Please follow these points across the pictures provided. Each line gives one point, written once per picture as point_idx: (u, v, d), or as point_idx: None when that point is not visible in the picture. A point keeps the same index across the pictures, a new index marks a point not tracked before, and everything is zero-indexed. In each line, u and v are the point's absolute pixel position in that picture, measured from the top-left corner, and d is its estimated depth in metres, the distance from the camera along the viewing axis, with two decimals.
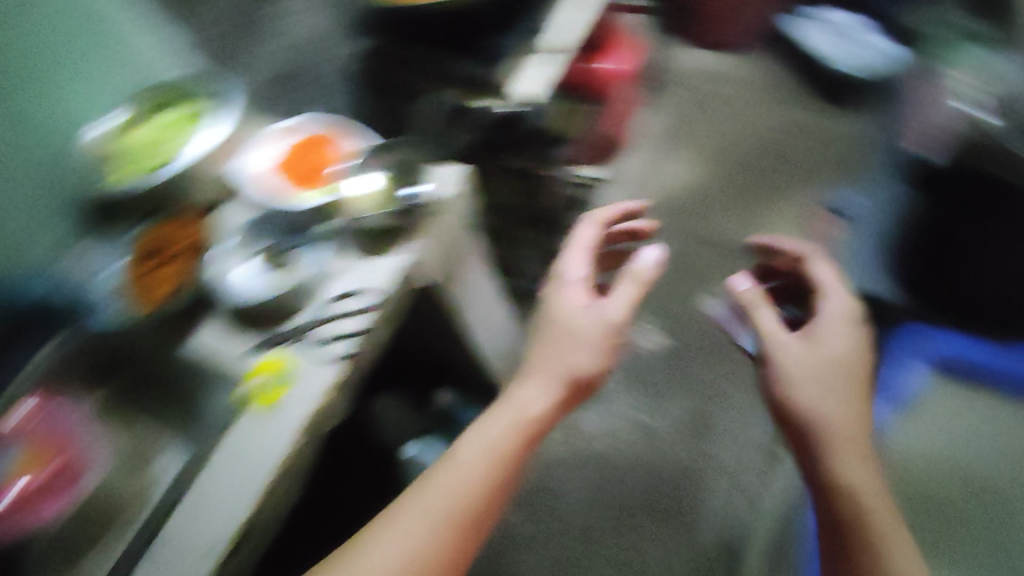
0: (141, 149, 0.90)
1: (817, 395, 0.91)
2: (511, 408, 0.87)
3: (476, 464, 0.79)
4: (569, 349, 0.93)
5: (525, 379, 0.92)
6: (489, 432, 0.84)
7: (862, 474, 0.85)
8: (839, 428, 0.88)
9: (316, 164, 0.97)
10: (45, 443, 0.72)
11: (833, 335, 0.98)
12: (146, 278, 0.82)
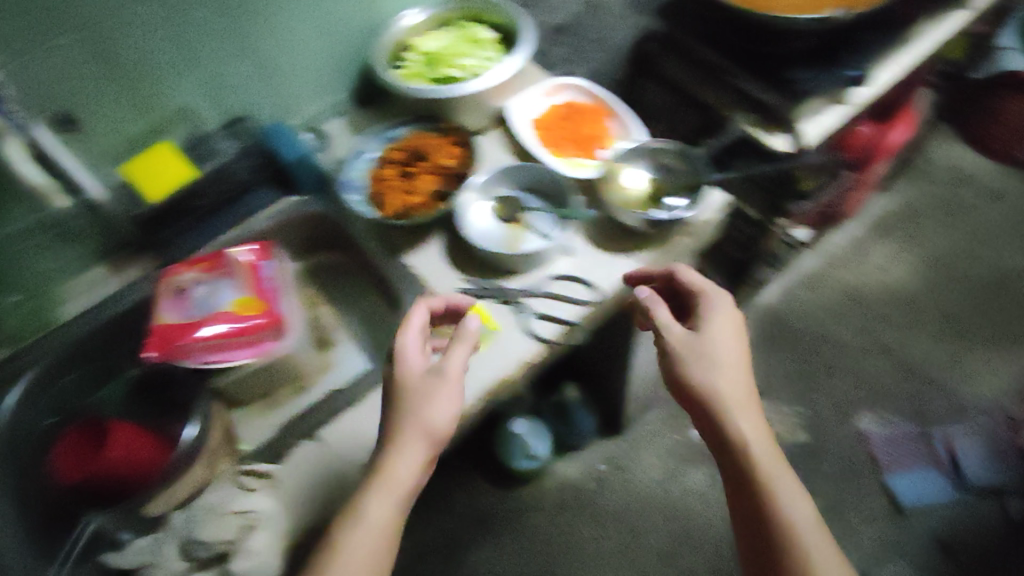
0: (437, 61, 0.95)
1: (716, 368, 0.68)
2: (402, 448, 0.65)
3: (405, 490, 0.64)
4: (420, 404, 0.66)
5: (397, 439, 0.65)
6: (364, 512, 0.62)
7: (750, 428, 0.67)
8: (727, 393, 0.68)
9: (571, 126, 0.94)
10: (271, 293, 0.82)
11: (722, 344, 0.70)
12: (400, 183, 0.85)
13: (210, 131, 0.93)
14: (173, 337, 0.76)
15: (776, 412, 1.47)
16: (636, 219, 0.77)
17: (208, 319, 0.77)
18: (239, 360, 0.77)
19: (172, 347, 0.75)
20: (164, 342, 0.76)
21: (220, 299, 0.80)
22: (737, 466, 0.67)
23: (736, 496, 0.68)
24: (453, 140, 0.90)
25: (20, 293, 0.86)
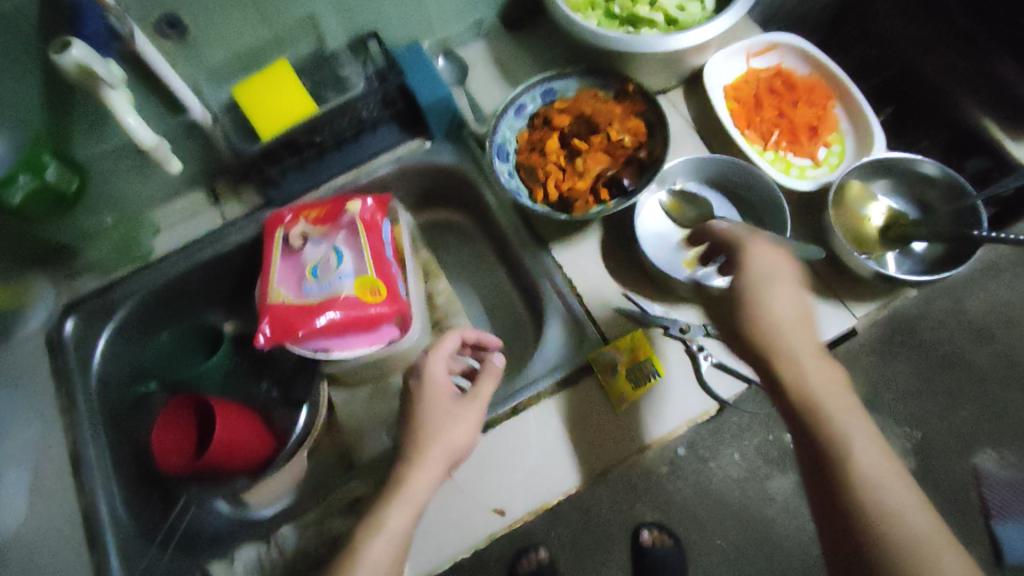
0: None
1: (758, 316, 0.54)
2: (421, 468, 0.56)
3: (416, 504, 0.55)
4: (444, 426, 0.58)
5: (416, 451, 0.57)
6: (384, 523, 0.54)
7: (814, 378, 0.53)
8: (783, 338, 0.53)
9: (773, 102, 0.73)
10: (389, 267, 0.72)
11: (779, 289, 0.54)
12: (561, 160, 0.68)
13: (332, 52, 0.76)
14: (290, 323, 0.66)
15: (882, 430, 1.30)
16: (870, 270, 0.59)
17: (329, 304, 0.67)
18: (356, 350, 0.69)
19: (289, 334, 0.66)
20: (278, 325, 0.66)
21: (338, 276, 0.69)
22: (799, 422, 0.53)
23: (804, 460, 0.53)
24: (630, 108, 0.70)
25: (113, 217, 0.78)
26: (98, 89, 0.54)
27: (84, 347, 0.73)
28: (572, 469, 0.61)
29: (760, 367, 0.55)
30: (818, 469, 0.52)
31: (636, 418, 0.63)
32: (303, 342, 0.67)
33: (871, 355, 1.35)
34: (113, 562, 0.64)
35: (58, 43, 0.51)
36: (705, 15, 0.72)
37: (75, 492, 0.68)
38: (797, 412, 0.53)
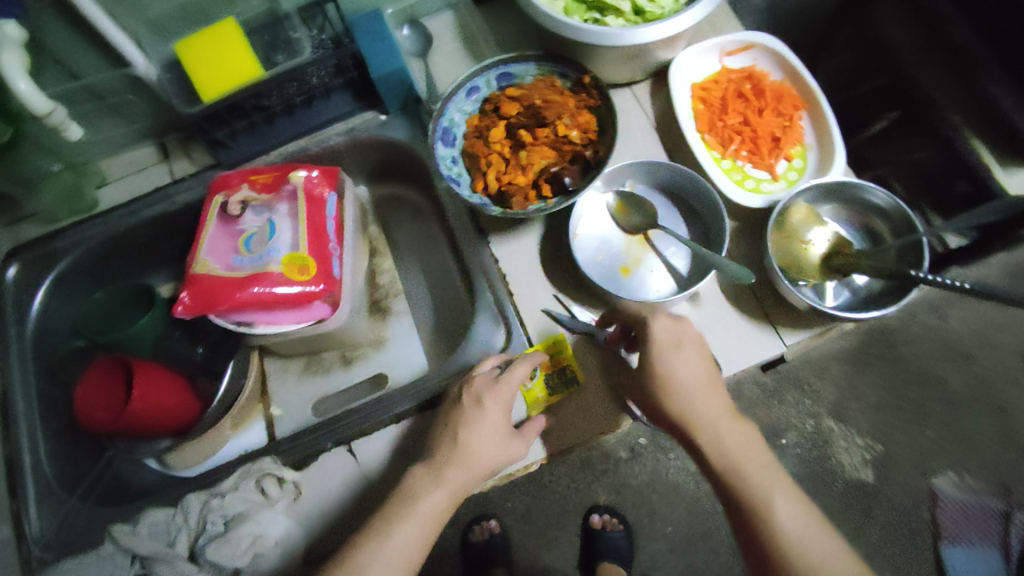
0: None
1: (667, 388, 0.54)
2: (446, 483, 0.55)
3: (441, 508, 0.55)
4: (485, 446, 0.56)
5: (446, 460, 0.56)
6: (416, 506, 0.54)
7: (733, 443, 0.54)
8: (695, 405, 0.54)
9: (740, 106, 0.69)
10: (330, 250, 0.70)
11: (685, 357, 0.55)
12: (506, 150, 0.66)
13: (285, 13, 0.72)
14: (211, 295, 0.65)
15: (844, 440, 1.20)
16: (803, 302, 0.57)
17: (254, 278, 0.65)
18: (277, 325, 0.68)
19: (211, 305, 0.65)
20: (202, 297, 0.65)
21: (271, 251, 0.67)
22: (721, 486, 0.54)
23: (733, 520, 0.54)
24: (584, 102, 0.66)
25: (60, 162, 0.76)
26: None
27: (23, 295, 0.74)
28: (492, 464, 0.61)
29: (679, 434, 0.55)
30: (748, 531, 0.53)
31: (559, 423, 0.61)
32: (227, 314, 0.66)
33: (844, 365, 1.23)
34: (31, 511, 0.66)
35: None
36: (676, 7, 0.67)
37: (2, 438, 0.69)
38: (719, 478, 0.54)
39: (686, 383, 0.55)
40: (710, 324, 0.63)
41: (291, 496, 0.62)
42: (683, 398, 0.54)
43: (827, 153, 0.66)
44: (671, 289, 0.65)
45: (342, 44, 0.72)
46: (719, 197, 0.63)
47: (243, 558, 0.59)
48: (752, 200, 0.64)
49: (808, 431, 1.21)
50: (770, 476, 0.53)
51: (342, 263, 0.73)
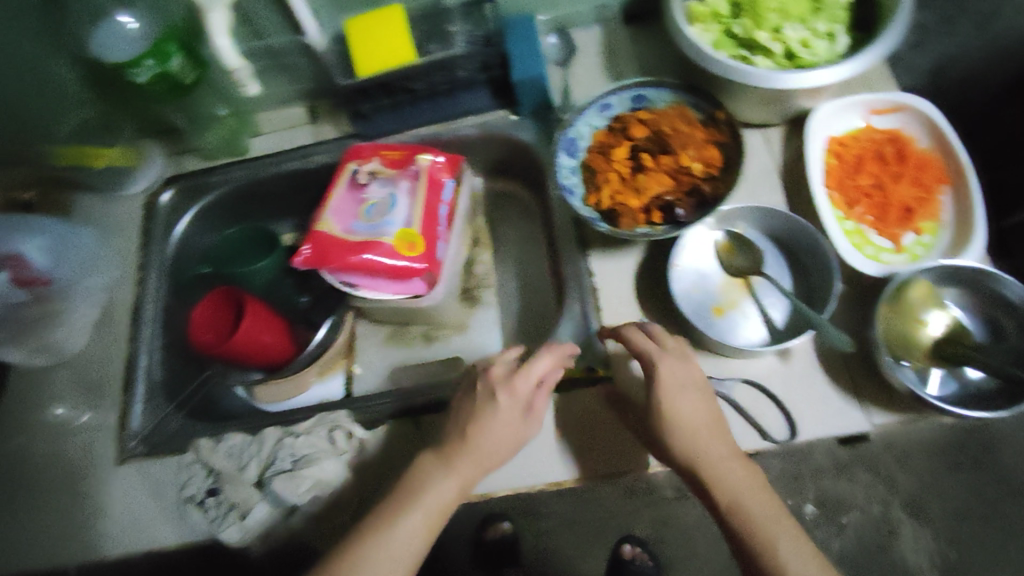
0: (751, 14, 0.68)
1: (667, 423, 0.56)
2: (455, 473, 0.57)
3: (448, 499, 0.57)
4: (493, 433, 0.58)
5: (455, 452, 0.58)
6: (422, 496, 0.56)
7: (735, 481, 0.54)
8: (698, 444, 0.55)
9: (874, 169, 0.66)
10: (438, 232, 0.75)
11: (683, 397, 0.56)
12: (625, 170, 0.67)
13: (447, 7, 0.77)
14: (325, 254, 0.71)
15: (918, 544, 0.91)
16: (904, 385, 0.54)
17: (367, 246, 0.71)
18: (378, 292, 0.73)
19: (324, 263, 0.71)
20: (317, 254, 0.71)
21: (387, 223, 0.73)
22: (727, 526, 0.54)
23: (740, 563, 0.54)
24: (712, 137, 0.66)
25: (225, 109, 0.86)
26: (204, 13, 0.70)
27: (173, 217, 0.84)
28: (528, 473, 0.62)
29: (685, 474, 0.56)
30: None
31: (596, 444, 0.62)
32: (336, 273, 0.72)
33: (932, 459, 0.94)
34: (138, 404, 0.75)
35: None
36: (830, 57, 0.66)
37: (129, 337, 0.78)
38: (723, 517, 0.54)
39: (689, 417, 0.56)
40: (794, 383, 0.61)
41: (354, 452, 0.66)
42: (685, 430, 0.56)
43: (964, 236, 0.62)
44: (762, 339, 0.63)
45: (492, 43, 0.76)
46: (833, 256, 0.62)
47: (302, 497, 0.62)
48: (870, 268, 0.61)
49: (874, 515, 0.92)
50: (775, 517, 0.54)
51: (448, 246, 0.77)
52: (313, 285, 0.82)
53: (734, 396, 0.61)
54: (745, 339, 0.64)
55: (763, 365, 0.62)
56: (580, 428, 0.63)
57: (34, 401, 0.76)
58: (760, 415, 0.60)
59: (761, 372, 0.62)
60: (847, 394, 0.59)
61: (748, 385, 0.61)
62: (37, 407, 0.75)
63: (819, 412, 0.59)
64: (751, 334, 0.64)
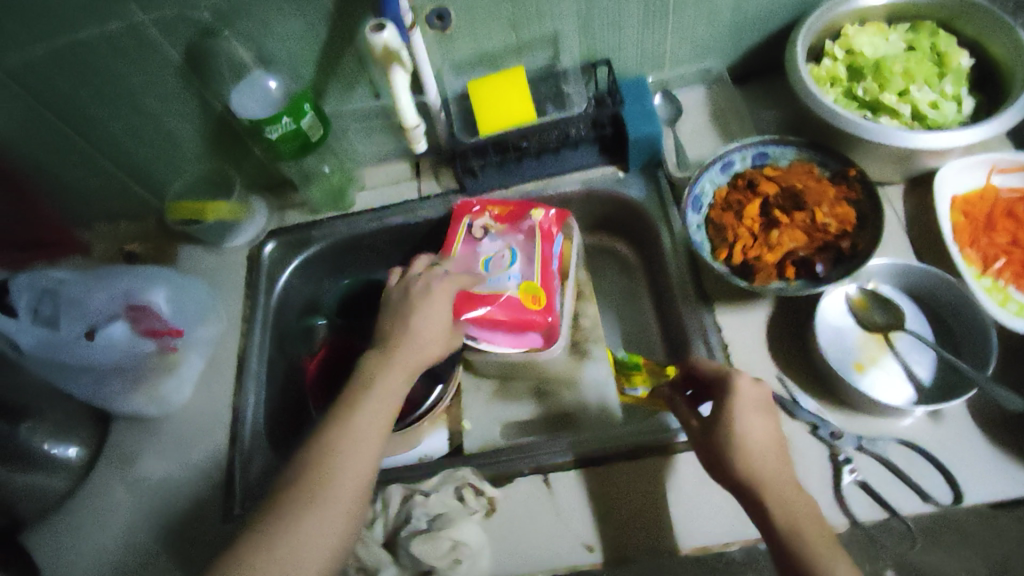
0: (876, 76, 0.70)
1: (737, 442, 0.51)
2: (397, 360, 0.63)
3: (395, 387, 0.62)
4: (420, 308, 0.66)
5: (385, 359, 0.63)
6: (375, 381, 0.62)
7: (791, 499, 0.49)
8: (760, 462, 0.50)
9: (1007, 227, 0.67)
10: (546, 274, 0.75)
11: (754, 412, 0.52)
12: (755, 226, 0.67)
13: (563, 69, 0.80)
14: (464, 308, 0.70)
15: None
16: None
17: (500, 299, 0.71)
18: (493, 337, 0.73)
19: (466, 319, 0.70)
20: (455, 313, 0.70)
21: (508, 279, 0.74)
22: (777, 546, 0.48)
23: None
24: (844, 194, 0.67)
25: (330, 167, 0.86)
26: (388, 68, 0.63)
27: (275, 269, 0.84)
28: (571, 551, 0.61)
29: (741, 497, 0.50)
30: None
31: (635, 522, 0.62)
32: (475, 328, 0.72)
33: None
34: (240, 462, 0.71)
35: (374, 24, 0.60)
36: (957, 120, 0.68)
37: (232, 390, 0.77)
38: (777, 539, 0.48)
39: (751, 433, 0.51)
40: (951, 445, 0.59)
41: (485, 510, 0.63)
42: (742, 442, 0.51)
43: None
44: (909, 399, 0.61)
45: (605, 104, 0.78)
46: (984, 315, 0.60)
47: (443, 562, 0.58)
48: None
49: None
50: (830, 542, 0.47)
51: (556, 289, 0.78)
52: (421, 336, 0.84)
53: (888, 456, 0.59)
54: (897, 397, 0.61)
55: (914, 426, 0.60)
56: (618, 506, 0.63)
57: (134, 454, 0.74)
58: (920, 478, 0.58)
59: (912, 433, 0.60)
60: (1013, 459, 0.57)
61: (902, 446, 0.59)
62: (139, 460, 0.73)
63: (983, 477, 0.57)
64: (902, 391, 0.62)
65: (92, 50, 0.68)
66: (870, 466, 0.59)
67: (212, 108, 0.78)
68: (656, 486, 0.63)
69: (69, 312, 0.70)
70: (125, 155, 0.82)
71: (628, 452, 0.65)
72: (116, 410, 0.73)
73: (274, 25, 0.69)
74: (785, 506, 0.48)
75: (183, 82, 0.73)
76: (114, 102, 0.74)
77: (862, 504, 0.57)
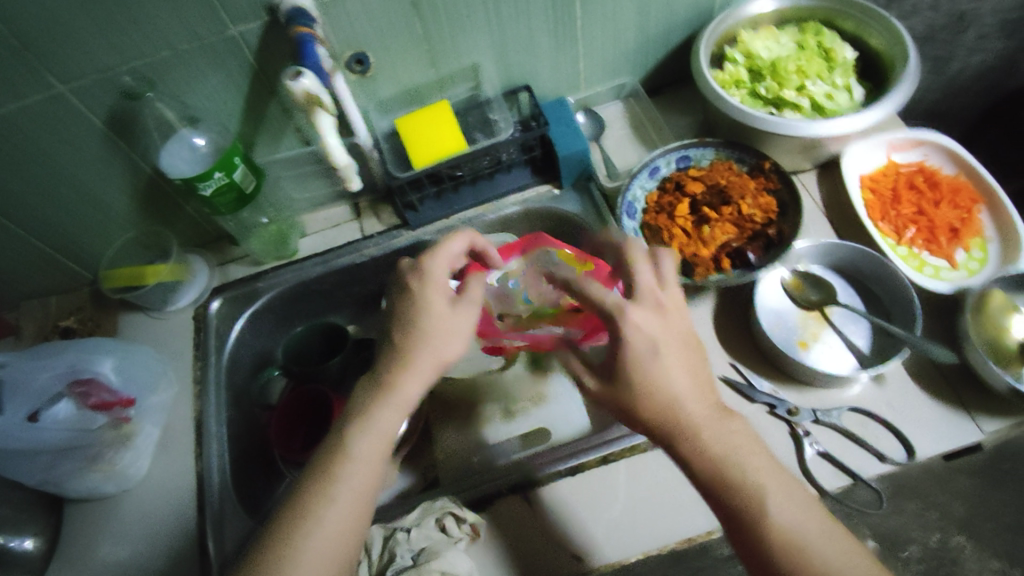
0: (774, 76, 0.75)
1: (659, 391, 0.51)
2: (393, 398, 0.56)
3: (392, 426, 0.56)
4: (432, 329, 0.58)
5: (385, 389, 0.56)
6: (374, 417, 0.56)
7: (727, 439, 0.51)
8: (685, 406, 0.51)
9: (913, 197, 0.72)
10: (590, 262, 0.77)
11: (669, 350, 0.52)
12: (688, 224, 0.71)
13: (487, 98, 0.82)
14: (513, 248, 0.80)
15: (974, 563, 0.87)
16: (1004, 383, 0.58)
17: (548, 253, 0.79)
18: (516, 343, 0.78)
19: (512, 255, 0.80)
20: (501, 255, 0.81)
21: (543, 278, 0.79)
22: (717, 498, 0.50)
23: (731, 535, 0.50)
24: (764, 185, 0.72)
25: (267, 217, 0.87)
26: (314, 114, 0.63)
27: (223, 326, 0.82)
28: None
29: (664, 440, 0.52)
30: (751, 554, 0.49)
31: (567, 533, 0.63)
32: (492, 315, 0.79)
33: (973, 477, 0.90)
34: (211, 529, 0.69)
35: (291, 72, 0.59)
36: (852, 107, 0.74)
37: (193, 455, 0.74)
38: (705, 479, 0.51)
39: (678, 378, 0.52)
40: (894, 404, 0.63)
41: (469, 538, 0.63)
42: (660, 392, 0.51)
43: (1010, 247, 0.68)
44: (853, 367, 0.65)
45: (531, 127, 0.80)
46: (903, 280, 0.65)
47: None
48: (941, 289, 0.66)
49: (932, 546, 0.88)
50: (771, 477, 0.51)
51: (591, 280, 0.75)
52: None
53: (841, 422, 0.62)
54: (840, 367, 0.65)
55: (860, 392, 0.64)
56: (551, 529, 0.64)
57: (94, 540, 0.70)
58: (874, 439, 0.61)
59: (860, 398, 0.64)
60: (948, 407, 0.62)
61: (854, 412, 0.63)
62: (102, 544, 0.70)
63: (926, 429, 0.61)
64: (844, 361, 0.66)
65: (11, 128, 0.66)
66: (827, 436, 0.62)
67: (140, 170, 0.76)
68: (584, 498, 0.65)
69: (13, 396, 0.68)
70: (51, 231, 0.79)
71: (601, 457, 0.67)
72: (72, 494, 0.70)
73: (197, 81, 0.69)
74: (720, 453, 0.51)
75: (108, 147, 0.72)
76: (35, 176, 0.72)
77: (827, 473, 0.60)
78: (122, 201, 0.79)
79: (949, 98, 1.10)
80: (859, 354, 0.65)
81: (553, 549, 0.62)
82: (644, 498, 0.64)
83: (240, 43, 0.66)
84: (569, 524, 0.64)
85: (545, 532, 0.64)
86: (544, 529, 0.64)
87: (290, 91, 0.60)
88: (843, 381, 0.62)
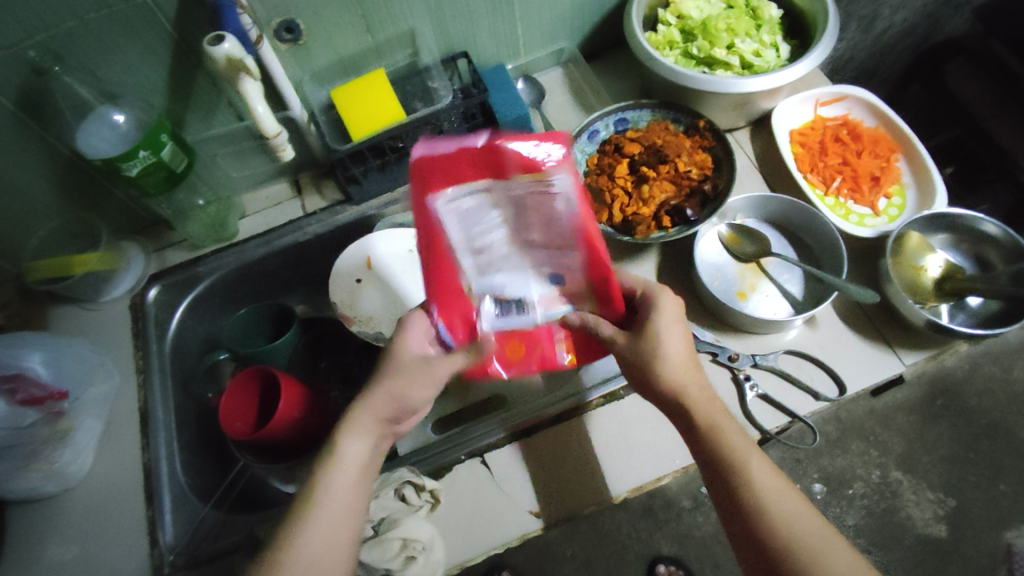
0: (705, 35, 0.77)
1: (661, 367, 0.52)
2: (362, 428, 0.52)
3: (362, 459, 0.52)
4: (404, 370, 0.53)
5: (346, 422, 0.53)
6: (339, 449, 0.51)
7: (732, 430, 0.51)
8: (690, 389, 0.52)
9: (841, 149, 0.76)
10: (504, 152, 0.45)
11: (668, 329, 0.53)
12: (628, 185, 0.72)
13: (425, 66, 0.80)
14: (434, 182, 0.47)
15: (913, 493, 0.94)
16: (923, 317, 0.62)
17: (474, 162, 0.46)
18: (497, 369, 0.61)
19: (433, 191, 0.47)
20: (418, 224, 0.49)
21: (493, 214, 0.48)
22: (705, 452, 0.51)
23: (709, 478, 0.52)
24: (699, 143, 0.74)
25: (203, 199, 0.83)
26: (238, 80, 0.60)
27: (163, 314, 0.79)
28: (473, 544, 0.63)
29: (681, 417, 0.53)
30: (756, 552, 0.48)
31: (526, 489, 0.65)
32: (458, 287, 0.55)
33: (911, 415, 0.97)
34: (166, 519, 0.68)
35: (211, 37, 0.57)
36: (780, 63, 0.76)
37: (141, 447, 0.72)
38: (715, 467, 0.51)
39: (678, 357, 0.52)
40: (825, 343, 0.67)
41: (428, 505, 0.63)
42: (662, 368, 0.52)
43: (926, 192, 0.73)
44: (788, 313, 0.68)
45: (472, 95, 0.80)
46: (833, 227, 0.69)
47: (395, 562, 0.58)
48: (867, 234, 0.69)
49: (874, 482, 0.91)
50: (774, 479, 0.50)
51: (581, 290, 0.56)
52: (339, 363, 0.82)
53: (778, 366, 0.65)
54: (777, 314, 0.68)
55: (794, 335, 0.68)
56: (510, 488, 0.65)
57: (39, 540, 0.68)
58: (808, 378, 0.65)
59: (796, 341, 0.67)
60: (874, 343, 0.66)
61: (790, 354, 0.66)
62: (48, 544, 0.68)
63: (854, 365, 0.65)
64: (780, 308, 0.69)
65: None
66: (766, 377, 0.65)
67: (57, 152, 0.71)
68: (543, 457, 0.67)
69: None
70: None
71: (554, 416, 0.68)
72: (10, 496, 0.67)
73: (111, 54, 0.66)
74: (727, 447, 0.50)
75: (16, 130, 0.67)
76: None
77: (766, 413, 0.64)
78: (41, 189, 0.75)
79: (874, 58, 1.15)
80: (794, 300, 0.69)
81: (513, 507, 0.64)
82: (595, 452, 0.66)
83: (155, 12, 0.63)
84: (527, 483, 0.65)
85: (503, 492, 0.65)
86: (502, 489, 0.65)
87: (211, 57, 0.57)
88: (779, 325, 0.65)
